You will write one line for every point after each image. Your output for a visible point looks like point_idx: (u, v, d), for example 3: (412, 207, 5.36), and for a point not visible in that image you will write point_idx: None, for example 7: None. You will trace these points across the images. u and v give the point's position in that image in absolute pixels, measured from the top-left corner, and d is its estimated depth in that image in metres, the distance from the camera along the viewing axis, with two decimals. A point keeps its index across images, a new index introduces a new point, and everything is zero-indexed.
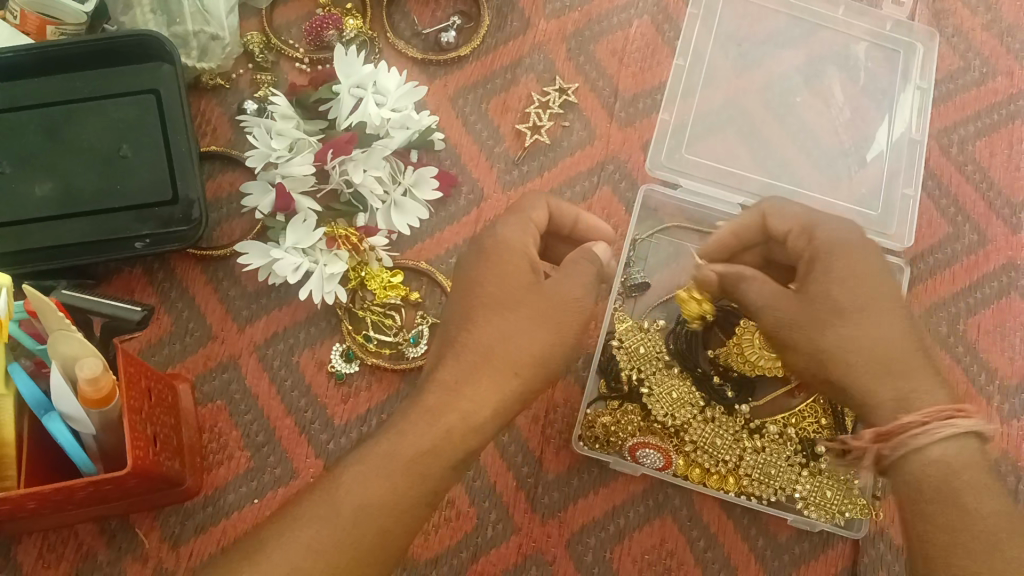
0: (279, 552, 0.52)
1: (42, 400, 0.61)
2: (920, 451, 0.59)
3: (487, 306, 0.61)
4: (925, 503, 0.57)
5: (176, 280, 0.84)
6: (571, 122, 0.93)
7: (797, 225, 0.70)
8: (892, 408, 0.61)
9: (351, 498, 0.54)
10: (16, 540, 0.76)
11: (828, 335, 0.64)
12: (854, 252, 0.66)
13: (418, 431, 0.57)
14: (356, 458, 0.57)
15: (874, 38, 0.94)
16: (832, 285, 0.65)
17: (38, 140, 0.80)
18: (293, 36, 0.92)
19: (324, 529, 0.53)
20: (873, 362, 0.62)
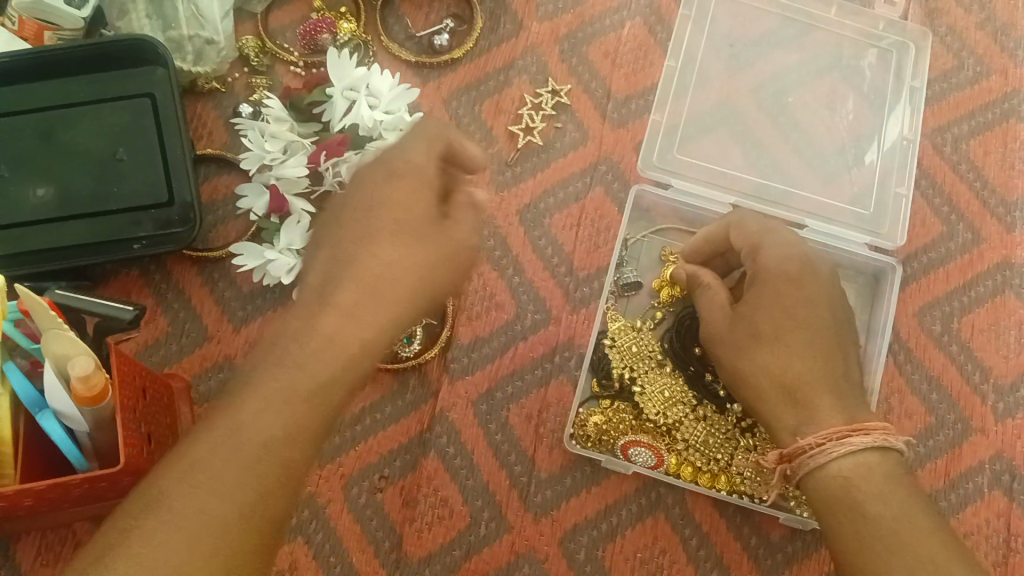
0: (177, 500, 0.46)
1: (37, 398, 0.63)
2: (821, 468, 0.64)
3: (381, 228, 0.56)
4: (830, 514, 0.62)
5: (172, 282, 0.85)
6: (563, 124, 0.93)
7: (747, 245, 0.75)
8: (794, 431, 0.67)
9: (254, 439, 0.49)
10: (15, 539, 0.77)
11: (745, 359, 0.71)
12: (791, 277, 0.71)
13: (319, 362, 0.52)
14: (248, 391, 0.51)
15: (866, 38, 0.94)
16: (758, 310, 0.71)
17: (36, 145, 0.81)
18: (288, 40, 0.94)
19: (224, 471, 0.47)
20: (777, 386, 0.69)
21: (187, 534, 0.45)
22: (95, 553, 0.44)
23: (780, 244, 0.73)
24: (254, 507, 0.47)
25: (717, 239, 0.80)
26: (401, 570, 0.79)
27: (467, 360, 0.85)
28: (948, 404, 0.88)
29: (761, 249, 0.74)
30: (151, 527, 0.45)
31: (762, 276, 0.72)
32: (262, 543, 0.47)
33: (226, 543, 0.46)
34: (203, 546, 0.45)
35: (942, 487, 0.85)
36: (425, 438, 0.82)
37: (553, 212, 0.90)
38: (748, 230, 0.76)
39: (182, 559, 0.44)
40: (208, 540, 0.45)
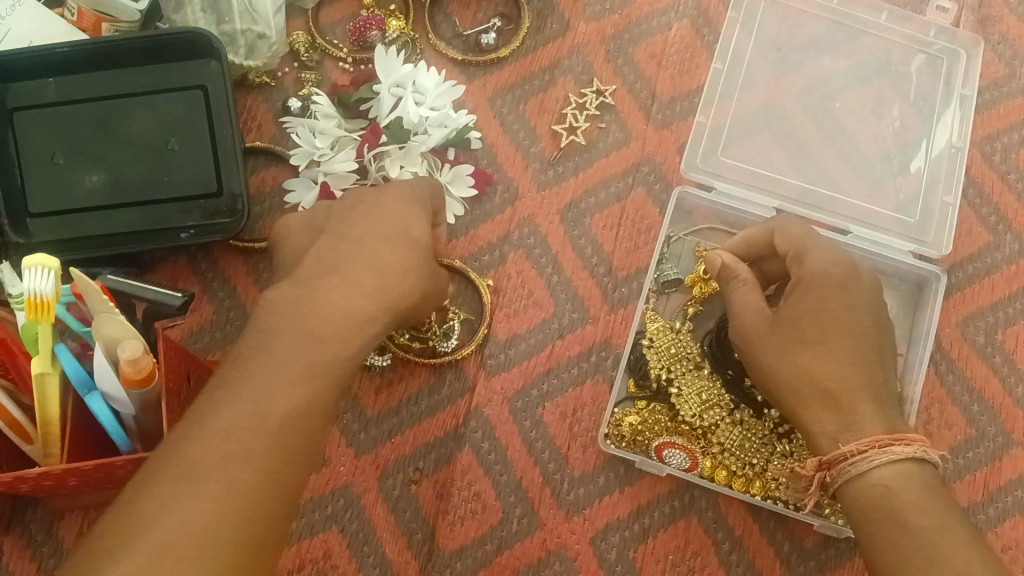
0: (213, 465, 0.49)
1: (85, 379, 0.64)
2: (862, 476, 0.64)
3: (388, 231, 0.65)
4: (870, 525, 0.62)
5: (219, 271, 0.87)
6: (607, 124, 0.94)
7: (792, 249, 0.75)
8: (834, 437, 0.67)
9: (278, 410, 0.53)
10: (58, 517, 0.79)
11: (789, 358, 0.71)
12: (837, 284, 0.71)
13: (329, 340, 0.58)
14: (271, 365, 0.55)
15: (916, 45, 0.93)
16: (802, 311, 0.71)
17: (91, 133, 0.83)
18: (338, 37, 0.95)
19: (252, 438, 0.51)
20: (816, 390, 0.69)
21: (222, 494, 0.48)
22: (136, 509, 0.46)
23: (826, 250, 0.73)
24: (277, 478, 0.51)
25: (760, 240, 0.79)
26: (433, 562, 0.80)
27: (504, 356, 0.85)
28: (989, 416, 0.87)
29: (806, 256, 0.73)
30: (189, 488, 0.47)
31: (808, 281, 0.72)
32: (281, 510, 0.51)
33: (255, 506, 0.49)
34: (234, 505, 0.48)
35: (981, 500, 0.84)
36: (461, 432, 0.83)
37: (594, 211, 0.91)
38: (793, 234, 0.76)
39: (217, 511, 0.47)
40: (242, 502, 0.48)
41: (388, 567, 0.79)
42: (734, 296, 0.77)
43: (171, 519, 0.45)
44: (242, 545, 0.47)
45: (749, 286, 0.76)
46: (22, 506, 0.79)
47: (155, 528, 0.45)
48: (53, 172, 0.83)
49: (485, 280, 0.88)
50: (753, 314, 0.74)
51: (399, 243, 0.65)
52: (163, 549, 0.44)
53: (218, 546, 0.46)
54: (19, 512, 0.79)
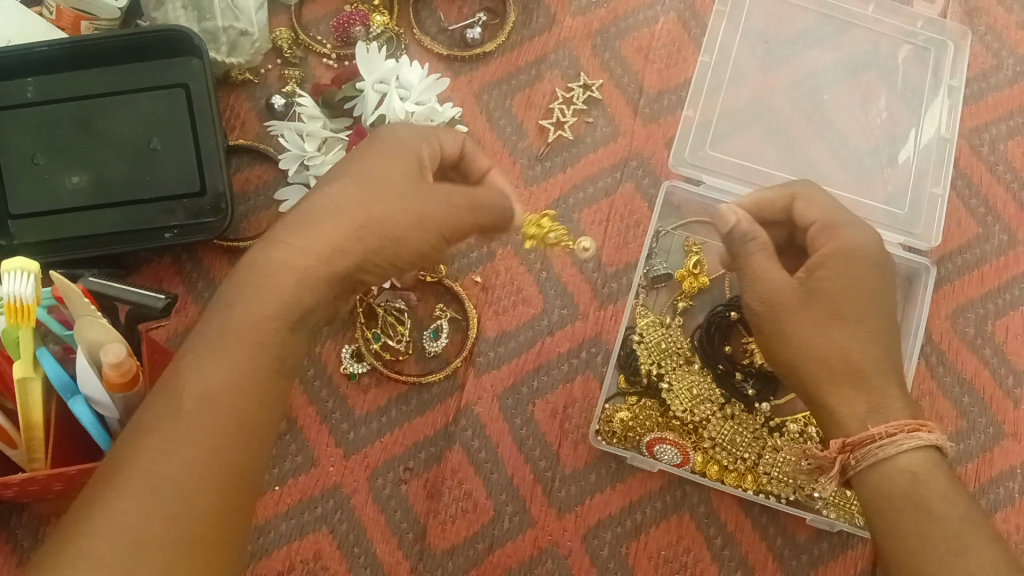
0: (131, 467, 0.46)
1: (69, 384, 0.63)
2: (886, 461, 0.62)
3: (362, 171, 0.57)
4: (891, 511, 0.60)
5: (203, 271, 0.86)
6: (594, 119, 0.93)
7: (821, 220, 0.70)
8: (863, 418, 0.64)
9: (195, 390, 0.49)
10: (44, 521, 0.79)
11: (822, 335, 0.65)
12: (869, 262, 0.67)
13: (254, 303, 0.52)
14: (198, 346, 0.51)
15: (905, 37, 0.93)
16: (840, 287, 0.66)
17: (72, 132, 0.82)
18: (321, 33, 0.94)
19: (169, 427, 0.47)
20: (846, 369, 0.64)
21: (146, 495, 0.45)
22: (69, 525, 0.45)
23: (853, 226, 0.69)
24: (207, 461, 0.47)
25: (771, 204, 0.74)
26: (424, 562, 0.79)
27: (494, 354, 0.85)
28: (980, 408, 0.87)
29: (839, 232, 0.68)
30: (110, 496, 0.45)
31: (843, 255, 0.67)
32: (233, 496, 0.48)
33: (188, 501, 0.46)
34: (161, 504, 0.45)
35: (973, 492, 0.84)
36: (451, 431, 0.83)
37: (582, 207, 0.90)
38: (819, 206, 0.71)
39: (144, 513, 0.45)
40: (171, 501, 0.46)
41: (379, 567, 0.79)
42: (751, 261, 0.68)
43: (96, 530, 0.44)
44: (174, 545, 0.45)
45: (768, 252, 0.68)
46: (8, 512, 0.79)
47: (79, 543, 0.44)
48: (34, 173, 0.82)
49: (473, 277, 0.87)
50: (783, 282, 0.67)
51: (384, 180, 0.56)
52: (87, 563, 0.43)
53: (148, 552, 0.44)
54: (5, 517, 0.79)
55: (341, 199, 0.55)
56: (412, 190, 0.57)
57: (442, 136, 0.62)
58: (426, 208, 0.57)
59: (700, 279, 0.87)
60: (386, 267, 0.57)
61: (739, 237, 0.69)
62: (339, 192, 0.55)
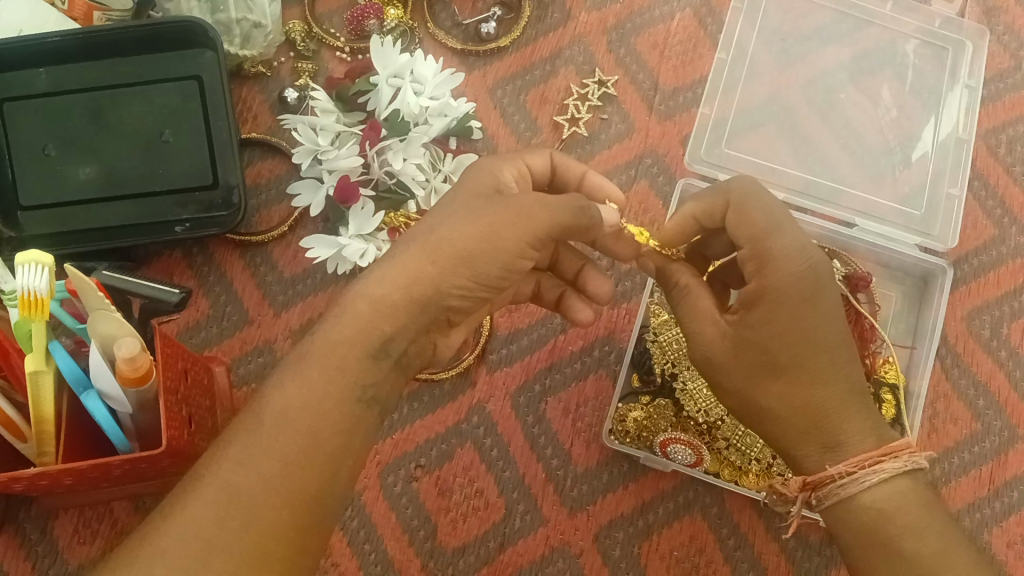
0: (210, 476, 0.47)
1: (81, 377, 0.62)
2: (852, 498, 0.58)
3: (444, 206, 0.59)
4: (862, 553, 0.58)
5: (215, 265, 0.86)
6: (609, 115, 0.92)
7: (748, 245, 0.60)
8: (823, 455, 0.59)
9: (276, 406, 0.50)
10: (53, 515, 0.78)
11: (764, 393, 0.59)
12: (802, 294, 0.58)
13: (339, 328, 0.53)
14: (288, 367, 0.52)
15: (923, 35, 0.92)
16: (764, 332, 0.58)
17: (84, 123, 0.82)
18: (335, 25, 0.93)
19: (248, 441, 0.48)
20: (801, 414, 0.59)
21: (218, 503, 0.46)
22: (147, 526, 0.47)
23: (792, 243, 0.58)
24: (280, 477, 0.48)
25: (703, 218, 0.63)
26: (434, 560, 0.79)
27: (506, 351, 0.84)
28: (995, 410, 0.86)
29: (766, 260, 0.59)
30: (188, 500, 0.47)
31: (769, 296, 0.58)
32: (304, 516, 0.48)
33: (262, 513, 0.47)
34: (232, 513, 0.46)
35: (987, 496, 0.84)
36: (462, 429, 0.82)
37: None
38: (750, 219, 0.60)
39: (214, 521, 0.46)
40: (242, 512, 0.46)
41: (390, 565, 0.78)
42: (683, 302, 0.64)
43: (170, 532, 0.45)
44: (241, 555, 0.46)
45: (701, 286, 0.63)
46: (16, 506, 0.78)
47: (155, 544, 0.45)
48: (46, 165, 0.81)
49: None
50: (712, 337, 0.61)
51: (464, 206, 0.58)
52: (158, 564, 0.44)
53: (216, 558, 0.45)
54: (14, 510, 0.78)
55: (422, 231, 0.57)
56: (482, 207, 0.57)
57: (526, 157, 0.66)
58: (497, 214, 0.56)
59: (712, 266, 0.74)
60: (473, 288, 0.56)
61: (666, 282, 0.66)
62: (422, 226, 0.57)
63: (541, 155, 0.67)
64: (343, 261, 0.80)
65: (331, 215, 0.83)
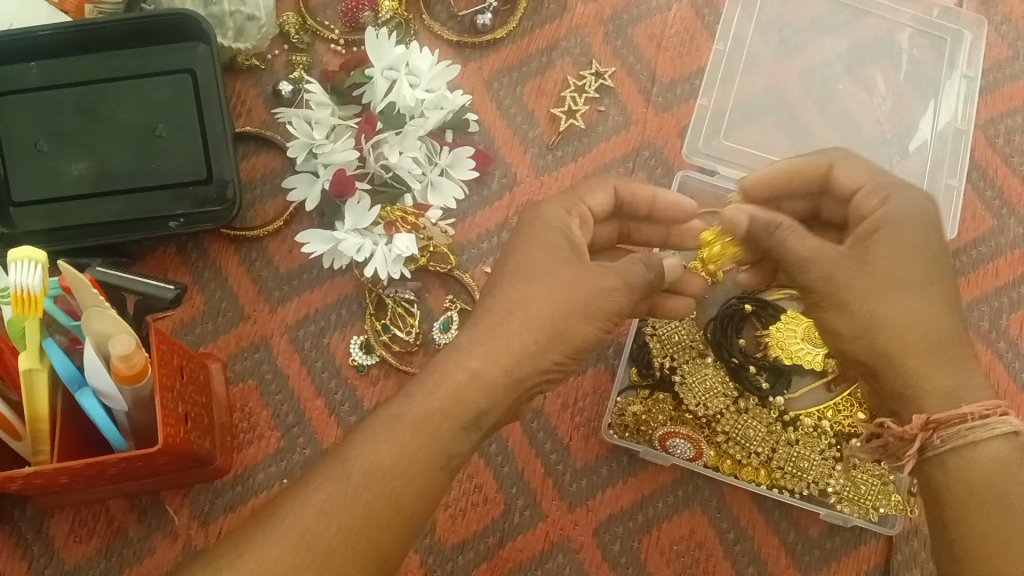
0: (291, 519, 0.50)
1: (76, 375, 0.61)
2: (973, 446, 0.55)
3: (519, 269, 0.58)
4: (976, 502, 0.54)
5: (210, 261, 0.85)
6: (606, 107, 0.92)
7: (868, 183, 0.64)
8: (948, 394, 0.57)
9: (362, 461, 0.52)
10: (49, 515, 0.78)
11: (886, 303, 0.58)
12: (927, 222, 0.61)
13: (429, 399, 0.54)
14: (378, 425, 0.53)
15: (919, 25, 0.92)
16: (892, 249, 0.60)
17: (75, 118, 0.81)
18: (328, 18, 0.92)
19: (334, 492, 0.51)
20: (924, 339, 0.58)
21: (295, 548, 0.49)
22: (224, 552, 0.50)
23: (911, 189, 0.63)
24: (354, 532, 0.50)
25: (804, 177, 0.68)
26: (434, 556, 0.78)
27: None
28: None
29: (890, 194, 0.62)
30: (267, 541, 0.49)
31: (894, 220, 0.61)
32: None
33: (329, 564, 0.49)
34: (306, 561, 0.49)
35: None
36: None
37: None
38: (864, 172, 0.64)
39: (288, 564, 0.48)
40: (311, 559, 0.49)
41: None
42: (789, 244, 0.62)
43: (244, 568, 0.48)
44: None
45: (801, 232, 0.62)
46: (11, 505, 0.77)
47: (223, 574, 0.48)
48: (37, 160, 0.80)
49: (483, 269, 0.86)
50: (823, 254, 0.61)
51: (543, 271, 0.58)
52: None
53: None
54: (8, 510, 0.77)
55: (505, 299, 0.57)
56: (575, 272, 0.58)
57: (586, 198, 0.64)
58: (601, 278, 0.58)
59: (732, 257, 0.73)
60: (565, 362, 0.58)
61: (763, 230, 0.63)
62: (501, 299, 0.57)
63: (601, 192, 0.65)
64: (338, 256, 0.79)
65: (326, 209, 0.83)
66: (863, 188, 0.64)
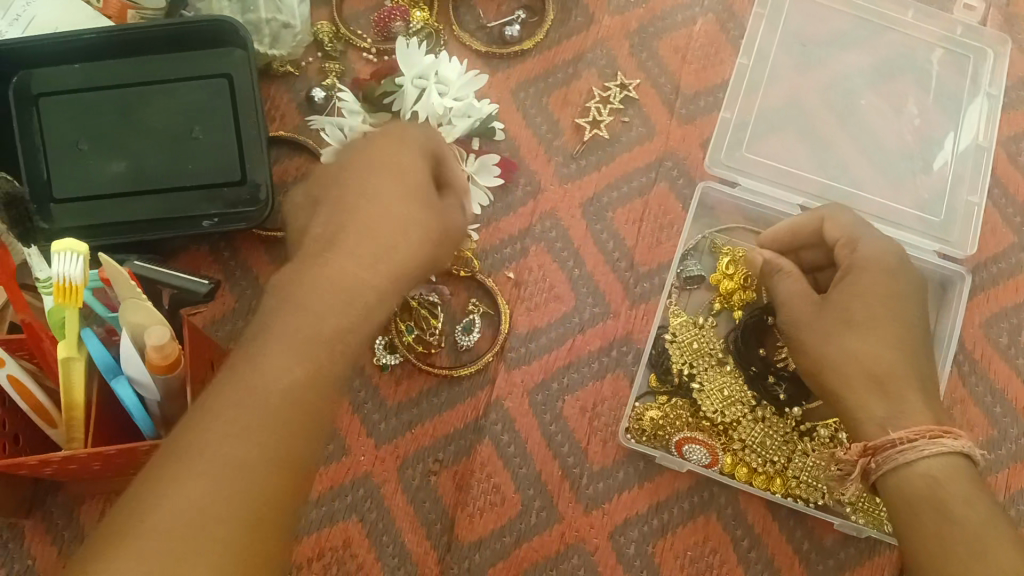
0: (203, 451, 0.43)
1: (112, 364, 0.63)
2: (906, 467, 0.62)
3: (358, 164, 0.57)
4: (911, 513, 0.59)
5: (241, 260, 0.87)
6: (630, 118, 0.93)
7: (844, 236, 0.73)
8: (881, 423, 0.65)
9: (271, 379, 0.47)
10: (80, 502, 0.80)
11: (837, 340, 0.68)
12: (895, 271, 0.70)
13: (325, 304, 0.51)
14: (272, 340, 0.49)
15: (942, 43, 0.93)
16: (848, 296, 0.70)
17: (117, 119, 0.84)
18: (361, 26, 0.95)
19: (244, 414, 0.45)
20: (867, 373, 0.66)
21: (219, 482, 0.43)
22: (125, 506, 0.42)
23: (878, 239, 0.72)
24: (278, 454, 0.45)
25: (806, 231, 0.77)
26: (451, 553, 0.79)
27: (525, 350, 0.85)
28: (1011, 417, 0.86)
29: (857, 245, 0.72)
30: (179, 480, 0.42)
31: (858, 268, 0.70)
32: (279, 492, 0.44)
33: (257, 490, 0.43)
34: (232, 495, 0.43)
35: (1004, 500, 0.83)
36: (481, 424, 0.83)
37: (616, 206, 0.90)
38: (843, 222, 0.74)
39: (214, 497, 0.42)
40: (237, 490, 0.43)
41: (408, 557, 0.79)
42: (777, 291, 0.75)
43: (162, 510, 0.41)
44: (242, 532, 0.42)
45: (792, 277, 0.75)
46: (44, 492, 0.80)
47: (139, 526, 0.40)
48: (78, 158, 0.83)
49: (506, 273, 0.87)
50: (797, 297, 0.73)
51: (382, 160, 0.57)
52: (148, 544, 0.40)
53: (211, 539, 0.41)
54: (41, 497, 0.80)
55: (350, 199, 0.55)
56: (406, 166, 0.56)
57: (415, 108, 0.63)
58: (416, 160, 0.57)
59: (750, 295, 0.86)
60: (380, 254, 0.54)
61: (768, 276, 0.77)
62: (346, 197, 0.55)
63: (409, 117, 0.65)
64: None
65: None
66: (837, 237, 0.74)
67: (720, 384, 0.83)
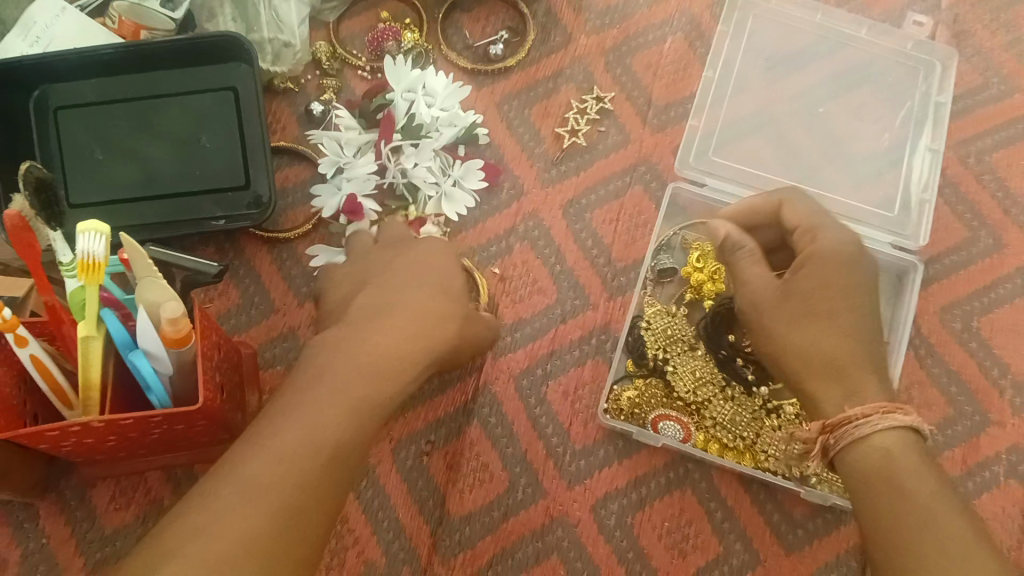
0: (261, 471, 0.51)
1: (128, 340, 0.69)
2: (862, 443, 0.65)
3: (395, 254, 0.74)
4: (867, 488, 0.62)
5: (245, 260, 0.94)
6: (606, 128, 1.01)
7: (804, 224, 0.79)
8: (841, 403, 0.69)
9: (321, 428, 0.55)
10: (92, 485, 0.85)
11: (800, 327, 0.73)
12: (852, 258, 0.75)
13: (370, 347, 0.62)
14: (320, 392, 0.58)
15: (896, 55, 1.00)
16: (812, 282, 0.74)
17: (129, 130, 0.90)
18: (357, 47, 1.03)
19: (299, 450, 0.53)
20: (828, 359, 0.70)
21: (267, 503, 0.50)
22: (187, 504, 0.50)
23: (838, 230, 0.77)
24: (320, 490, 0.53)
25: (761, 211, 0.84)
26: (443, 526, 0.84)
27: (511, 339, 0.91)
28: (967, 397, 0.92)
29: (818, 233, 0.77)
30: (236, 492, 0.50)
31: (818, 255, 0.75)
32: (308, 526, 0.52)
33: (296, 518, 0.51)
34: (277, 515, 0.50)
35: (961, 474, 0.89)
36: (470, 408, 0.88)
37: (594, 208, 0.97)
38: (802, 212, 0.80)
39: (265, 518, 0.50)
40: (278, 520, 0.50)
41: (402, 532, 0.84)
42: (743, 269, 0.80)
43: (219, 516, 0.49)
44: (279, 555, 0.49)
45: (753, 257, 0.80)
46: (58, 474, 0.85)
47: (197, 524, 0.48)
48: (93, 165, 0.89)
49: (492, 269, 0.94)
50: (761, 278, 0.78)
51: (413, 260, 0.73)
52: (200, 540, 0.47)
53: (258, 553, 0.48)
54: (55, 479, 0.85)
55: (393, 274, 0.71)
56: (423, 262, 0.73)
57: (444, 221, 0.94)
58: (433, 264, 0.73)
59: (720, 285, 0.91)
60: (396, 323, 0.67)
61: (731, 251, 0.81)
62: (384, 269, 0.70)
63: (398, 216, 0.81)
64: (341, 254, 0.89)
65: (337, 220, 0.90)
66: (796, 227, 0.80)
67: (691, 368, 0.88)
